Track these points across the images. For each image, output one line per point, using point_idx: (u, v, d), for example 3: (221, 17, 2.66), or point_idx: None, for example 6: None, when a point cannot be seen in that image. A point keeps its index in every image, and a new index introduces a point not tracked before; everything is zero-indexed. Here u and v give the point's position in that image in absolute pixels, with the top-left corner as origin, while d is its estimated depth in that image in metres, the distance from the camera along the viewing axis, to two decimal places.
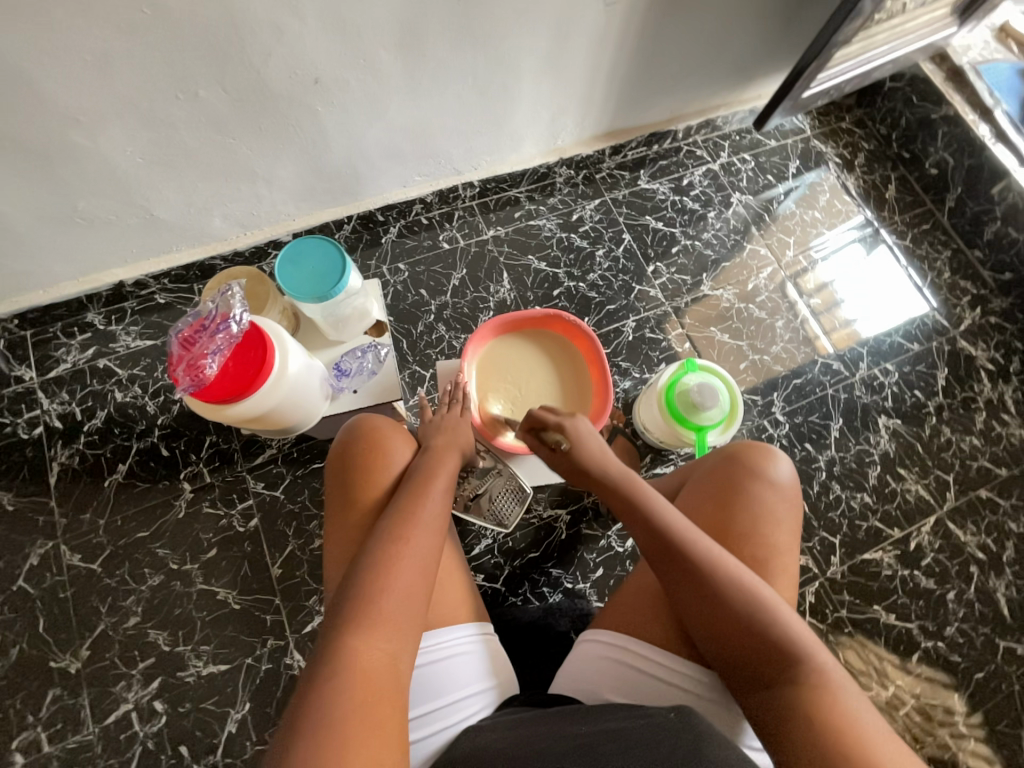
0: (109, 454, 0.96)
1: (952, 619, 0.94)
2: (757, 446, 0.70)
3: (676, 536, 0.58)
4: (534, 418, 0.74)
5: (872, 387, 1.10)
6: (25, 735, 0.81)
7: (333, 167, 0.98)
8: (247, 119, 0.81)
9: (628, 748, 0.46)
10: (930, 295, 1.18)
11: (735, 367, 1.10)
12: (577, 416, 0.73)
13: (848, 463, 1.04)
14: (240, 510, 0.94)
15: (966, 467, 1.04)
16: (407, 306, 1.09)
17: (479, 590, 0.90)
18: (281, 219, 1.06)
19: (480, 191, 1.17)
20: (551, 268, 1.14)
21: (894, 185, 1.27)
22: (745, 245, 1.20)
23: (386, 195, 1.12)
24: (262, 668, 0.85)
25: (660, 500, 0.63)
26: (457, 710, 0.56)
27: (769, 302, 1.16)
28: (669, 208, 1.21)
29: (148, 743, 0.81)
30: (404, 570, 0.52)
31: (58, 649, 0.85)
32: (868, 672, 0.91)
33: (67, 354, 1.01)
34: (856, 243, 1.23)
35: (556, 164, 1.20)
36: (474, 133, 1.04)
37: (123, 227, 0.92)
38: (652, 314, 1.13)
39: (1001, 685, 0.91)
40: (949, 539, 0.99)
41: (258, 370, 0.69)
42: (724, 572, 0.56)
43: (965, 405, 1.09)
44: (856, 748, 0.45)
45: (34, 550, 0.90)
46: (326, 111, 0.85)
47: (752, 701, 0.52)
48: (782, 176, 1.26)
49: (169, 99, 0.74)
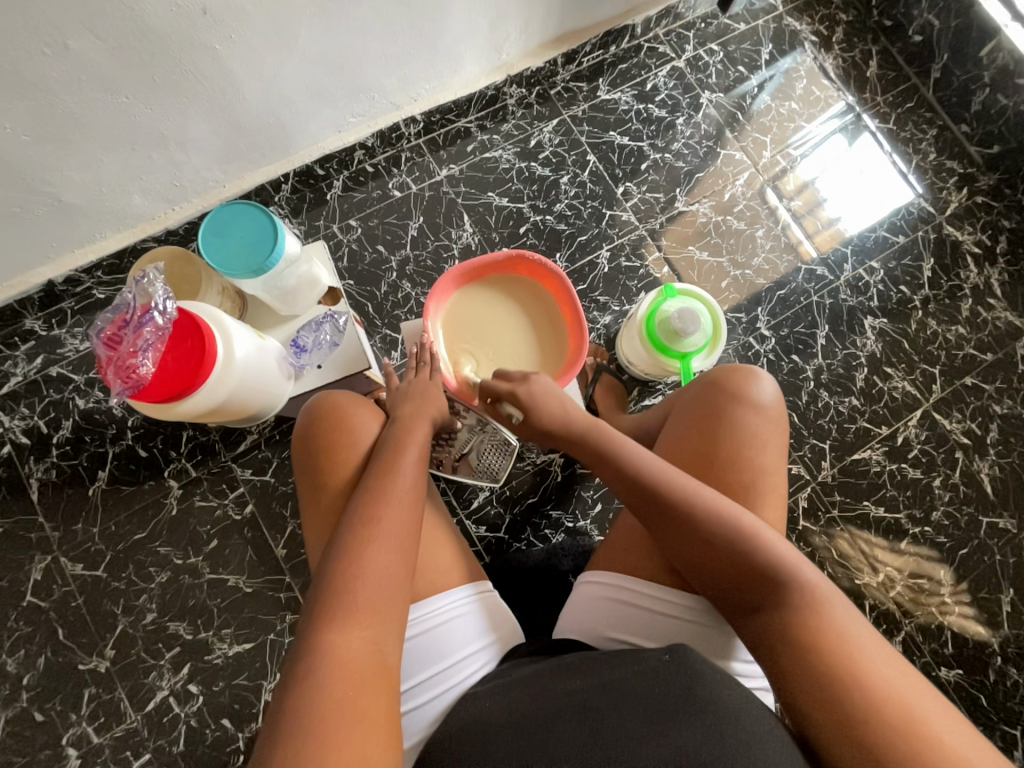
0: (86, 463, 0.93)
1: (938, 503, 0.98)
2: (738, 369, 0.69)
3: (651, 479, 0.59)
4: (488, 388, 0.71)
5: (858, 288, 1.06)
6: (72, 732, 0.84)
7: (253, 118, 0.87)
8: (136, 70, 0.70)
9: (619, 700, 0.49)
10: (914, 180, 1.11)
11: (717, 286, 1.06)
12: (529, 377, 0.70)
13: (836, 369, 1.03)
14: (233, 498, 0.93)
15: (952, 356, 1.04)
16: (366, 266, 1.01)
17: (483, 541, 0.91)
18: (210, 187, 0.96)
19: (425, 126, 1.06)
20: (514, 203, 1.06)
21: (876, 60, 1.16)
22: (719, 151, 1.11)
23: (321, 143, 1.01)
24: (285, 641, 0.88)
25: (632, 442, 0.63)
26: (464, 667, 0.58)
27: (748, 211, 1.09)
28: (634, 119, 1.10)
29: (192, 721, 0.85)
30: (378, 549, 0.53)
31: (84, 652, 0.87)
32: (862, 562, 0.96)
33: (15, 366, 0.95)
34: (836, 133, 1.14)
35: (504, 84, 1.07)
36: (406, 57, 0.92)
37: (33, 220, 0.83)
38: (626, 240, 1.06)
39: (983, 557, 0.96)
40: (935, 429, 1.01)
41: (200, 361, 0.65)
42: (701, 504, 0.56)
43: (951, 293, 1.06)
44: (836, 652, 0.49)
45: (34, 565, 0.89)
46: (226, 49, 0.74)
47: (740, 622, 0.54)
48: (755, 66, 1.15)
49: (36, 56, 0.63)
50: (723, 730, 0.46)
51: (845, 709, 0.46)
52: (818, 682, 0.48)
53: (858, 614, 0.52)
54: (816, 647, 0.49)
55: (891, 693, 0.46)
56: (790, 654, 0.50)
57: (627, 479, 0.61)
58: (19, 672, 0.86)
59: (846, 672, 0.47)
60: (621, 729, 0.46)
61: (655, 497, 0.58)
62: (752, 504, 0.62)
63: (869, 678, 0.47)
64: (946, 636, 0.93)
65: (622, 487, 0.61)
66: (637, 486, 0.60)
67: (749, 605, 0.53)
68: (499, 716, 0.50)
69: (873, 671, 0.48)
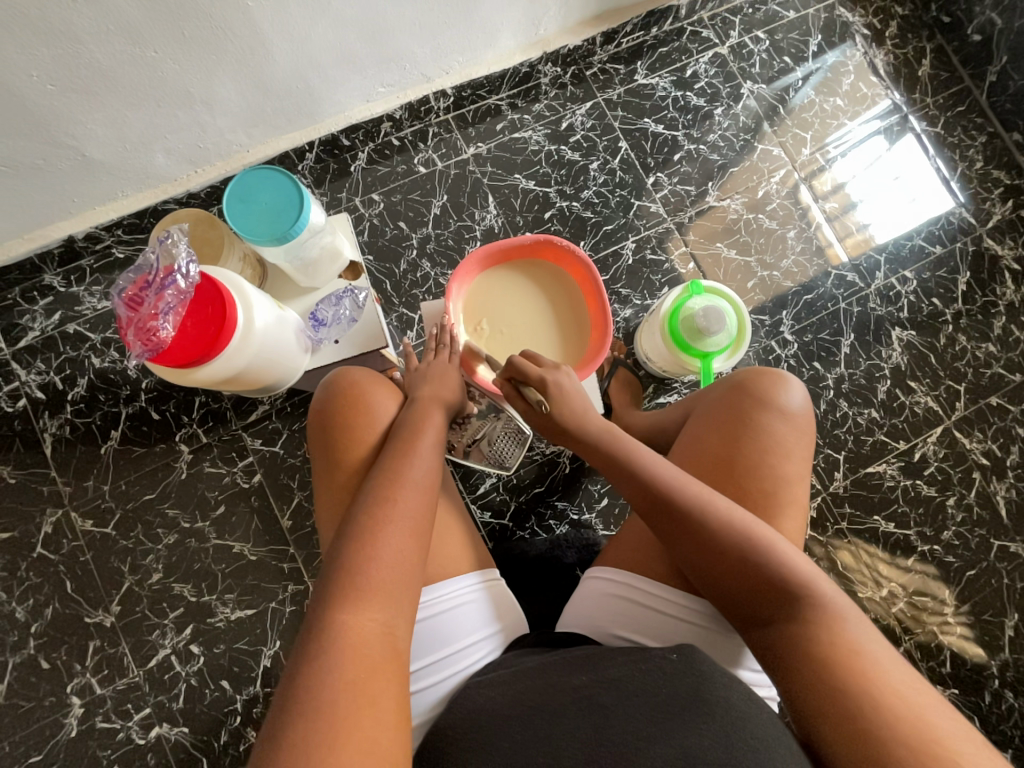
0: (100, 421, 0.94)
1: (950, 523, 0.96)
2: (768, 373, 0.67)
3: (666, 482, 0.58)
4: (515, 367, 0.68)
5: (888, 297, 1.03)
6: (77, 681, 0.86)
7: (282, 82, 0.85)
8: (165, 23, 0.68)
9: (628, 697, 0.49)
10: (957, 189, 1.07)
11: (742, 286, 1.03)
12: (559, 367, 0.69)
13: (858, 380, 1.01)
14: (242, 466, 0.93)
15: (979, 375, 1.01)
16: (386, 241, 1.00)
17: (487, 526, 0.91)
18: (234, 152, 0.94)
19: (454, 102, 1.03)
20: (541, 187, 1.03)
21: (929, 59, 1.10)
22: (757, 145, 1.07)
23: (348, 112, 0.98)
24: (286, 610, 0.89)
25: (646, 451, 0.61)
26: (469, 653, 0.59)
27: (781, 210, 1.06)
28: (670, 107, 1.07)
29: (192, 680, 0.87)
30: (392, 531, 0.53)
31: (90, 606, 0.89)
32: (864, 574, 0.95)
33: (33, 321, 0.95)
34: (879, 133, 1.09)
35: (539, 62, 1.04)
36: (440, 27, 0.88)
37: (56, 173, 0.82)
38: (653, 232, 1.04)
39: (991, 580, 0.94)
40: (954, 447, 0.99)
41: (220, 328, 0.64)
42: (709, 512, 0.55)
43: (985, 310, 1.03)
44: (850, 667, 0.48)
45: (45, 518, 0.90)
46: (258, 6, 0.71)
47: (749, 633, 0.54)
48: (801, 57, 1.10)
49: (65, 2, 0.62)
50: (734, 734, 0.46)
51: (858, 725, 0.45)
52: (831, 697, 0.47)
53: (872, 629, 0.52)
54: (828, 665, 0.49)
55: (905, 711, 0.46)
56: (798, 665, 0.50)
57: (643, 482, 0.59)
58: (27, 621, 0.88)
59: (860, 688, 0.47)
60: (630, 727, 0.47)
61: (672, 502, 0.57)
62: (773, 514, 0.61)
63: (885, 694, 0.47)
64: (945, 655, 0.92)
65: (636, 493, 0.59)
66: (651, 487, 0.58)
67: (761, 620, 0.53)
68: (504, 707, 0.50)
69: (889, 687, 0.47)
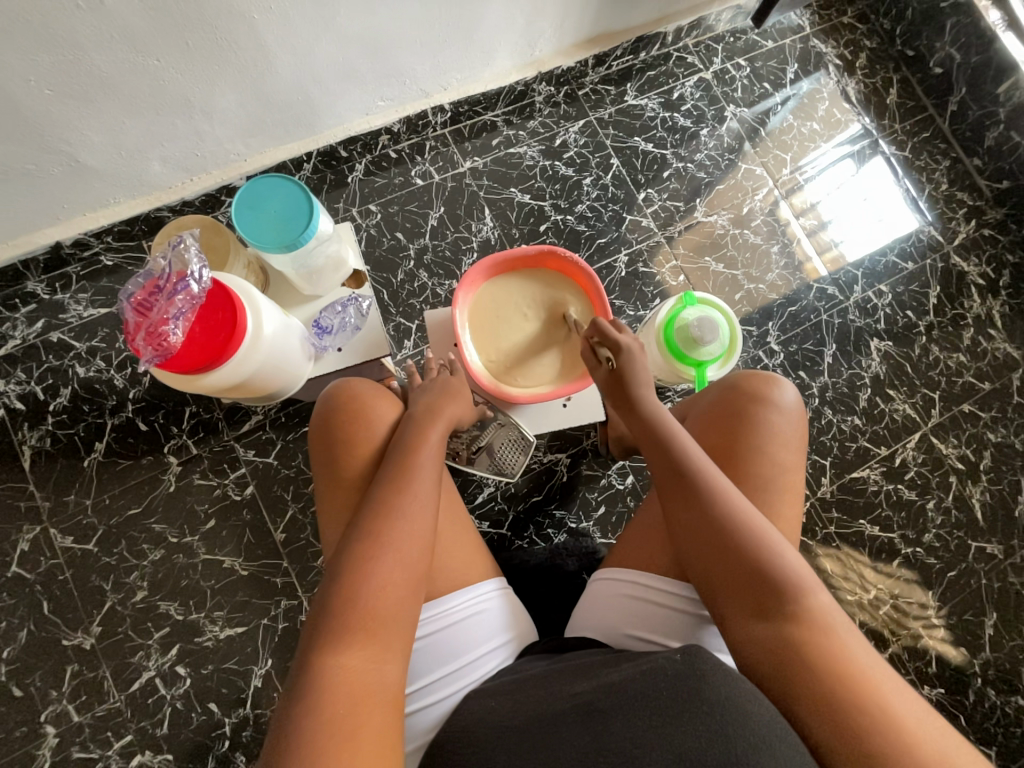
0: (83, 432, 0.90)
1: (931, 526, 1.00)
2: (760, 374, 0.69)
3: (692, 466, 0.59)
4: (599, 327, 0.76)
5: (865, 310, 1.08)
6: (53, 709, 0.81)
7: (283, 94, 0.85)
8: (169, 32, 0.68)
9: (627, 701, 0.48)
10: (925, 208, 1.14)
11: (730, 298, 1.07)
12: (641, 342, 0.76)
13: (841, 388, 1.05)
14: (234, 478, 0.91)
15: (951, 383, 1.06)
16: (383, 251, 1.00)
17: (486, 536, 0.91)
18: (231, 161, 0.94)
19: (452, 117, 1.05)
20: (536, 200, 1.06)
21: (896, 89, 1.18)
22: (740, 164, 1.12)
23: (347, 125, 0.99)
24: (279, 627, 0.86)
25: (683, 431, 0.64)
26: (476, 667, 0.58)
27: (765, 226, 1.11)
28: (659, 127, 1.11)
29: (177, 704, 0.83)
30: (385, 559, 0.52)
31: (68, 627, 0.84)
32: (851, 579, 0.98)
33: (14, 329, 0.92)
34: (849, 156, 1.16)
35: (534, 81, 1.06)
36: (440, 46, 0.91)
37: (46, 179, 0.80)
38: (645, 245, 1.07)
39: (969, 581, 0.98)
40: (931, 452, 1.03)
41: (230, 334, 0.63)
42: (727, 506, 0.56)
43: (954, 322, 1.09)
44: (853, 679, 0.47)
45: (22, 536, 0.86)
46: (263, 19, 0.72)
47: (752, 646, 0.51)
48: (779, 83, 1.16)
49: (68, 9, 0.61)
50: (732, 729, 0.45)
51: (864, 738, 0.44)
52: (842, 712, 0.46)
53: (866, 647, 0.51)
54: (833, 671, 0.48)
55: (909, 725, 0.45)
56: (805, 677, 0.48)
57: (671, 460, 0.60)
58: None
59: (871, 705, 0.46)
60: (629, 732, 0.46)
61: (695, 489, 0.58)
62: (770, 501, 0.63)
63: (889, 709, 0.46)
64: (930, 656, 0.95)
65: (665, 464, 0.61)
66: (683, 463, 0.60)
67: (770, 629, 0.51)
68: (505, 719, 0.50)
69: (893, 705, 0.46)
